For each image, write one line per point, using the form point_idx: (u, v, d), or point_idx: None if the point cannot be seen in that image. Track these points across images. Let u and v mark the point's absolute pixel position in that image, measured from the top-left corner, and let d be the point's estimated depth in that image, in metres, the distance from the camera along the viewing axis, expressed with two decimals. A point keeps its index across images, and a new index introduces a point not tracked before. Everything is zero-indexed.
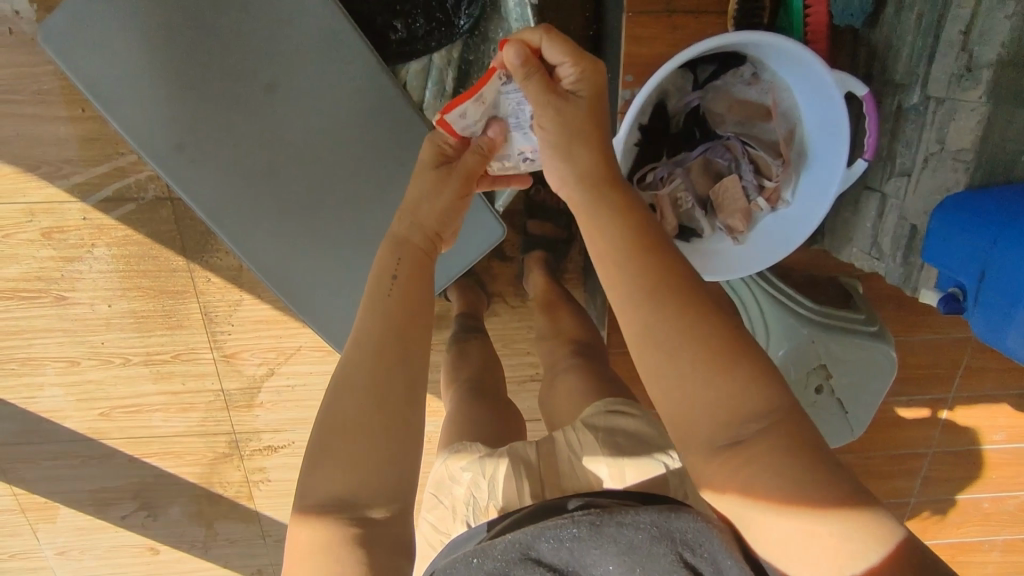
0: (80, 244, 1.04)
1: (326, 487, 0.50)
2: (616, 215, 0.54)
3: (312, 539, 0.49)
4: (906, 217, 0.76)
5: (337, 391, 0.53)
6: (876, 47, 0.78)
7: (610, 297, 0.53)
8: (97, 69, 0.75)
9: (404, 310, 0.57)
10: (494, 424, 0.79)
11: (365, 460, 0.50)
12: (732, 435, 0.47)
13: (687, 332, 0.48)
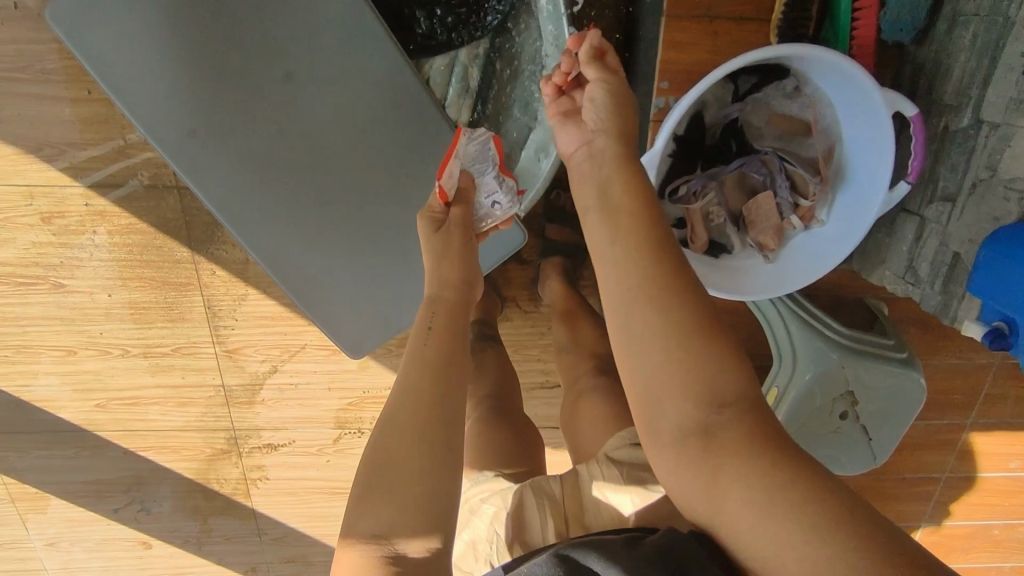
0: (82, 231, 1.00)
1: (369, 519, 0.53)
2: (635, 198, 0.55)
3: (354, 568, 0.51)
4: (948, 244, 0.73)
5: (381, 431, 0.57)
6: (924, 64, 0.75)
7: (645, 298, 0.51)
8: (106, 47, 0.69)
9: (441, 360, 0.62)
10: (513, 447, 0.79)
11: (405, 492, 0.54)
12: (704, 418, 0.49)
13: (671, 311, 0.50)
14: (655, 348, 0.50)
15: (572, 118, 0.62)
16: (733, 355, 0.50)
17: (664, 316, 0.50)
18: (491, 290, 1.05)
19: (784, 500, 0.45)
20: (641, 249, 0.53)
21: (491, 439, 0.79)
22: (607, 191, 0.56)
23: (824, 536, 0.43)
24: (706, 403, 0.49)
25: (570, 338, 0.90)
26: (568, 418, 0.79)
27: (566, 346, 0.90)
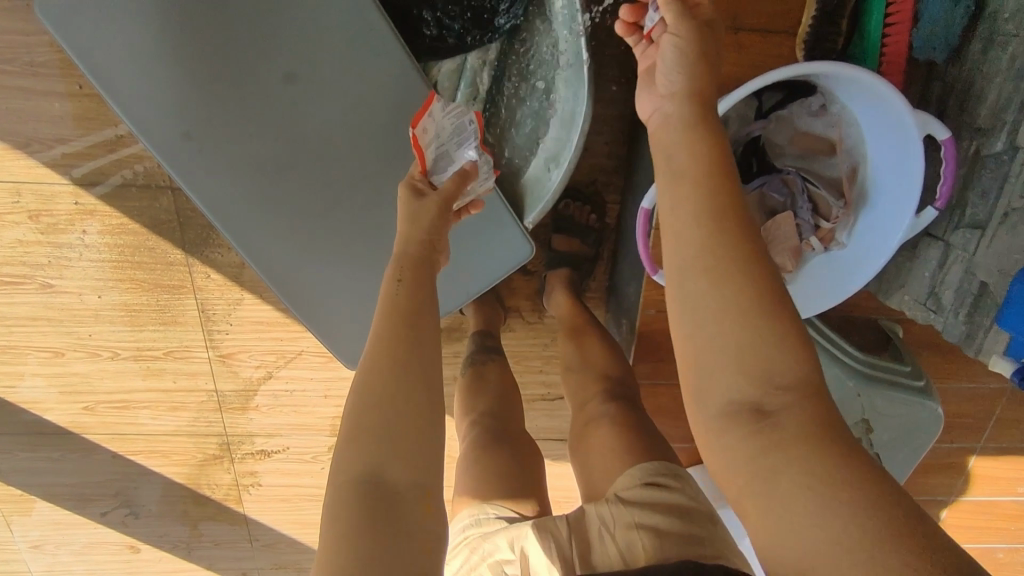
0: (71, 230, 0.97)
1: (359, 461, 0.49)
2: (708, 163, 0.48)
3: (346, 508, 0.47)
4: (975, 272, 0.70)
5: (364, 373, 0.52)
6: (954, 83, 0.71)
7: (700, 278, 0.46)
8: (98, 44, 0.66)
9: (421, 298, 0.57)
10: (516, 469, 0.75)
11: (395, 431, 0.50)
12: (759, 398, 0.44)
13: (731, 286, 0.45)
14: (707, 318, 0.46)
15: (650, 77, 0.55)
16: (800, 338, 0.45)
17: (722, 281, 0.45)
18: (495, 300, 1.02)
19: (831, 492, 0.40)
20: (708, 236, 0.47)
21: (490, 464, 0.74)
22: (673, 154, 0.50)
23: (869, 538, 0.39)
24: (761, 379, 0.44)
25: (579, 356, 0.85)
26: (576, 445, 0.75)
27: (574, 365, 0.85)
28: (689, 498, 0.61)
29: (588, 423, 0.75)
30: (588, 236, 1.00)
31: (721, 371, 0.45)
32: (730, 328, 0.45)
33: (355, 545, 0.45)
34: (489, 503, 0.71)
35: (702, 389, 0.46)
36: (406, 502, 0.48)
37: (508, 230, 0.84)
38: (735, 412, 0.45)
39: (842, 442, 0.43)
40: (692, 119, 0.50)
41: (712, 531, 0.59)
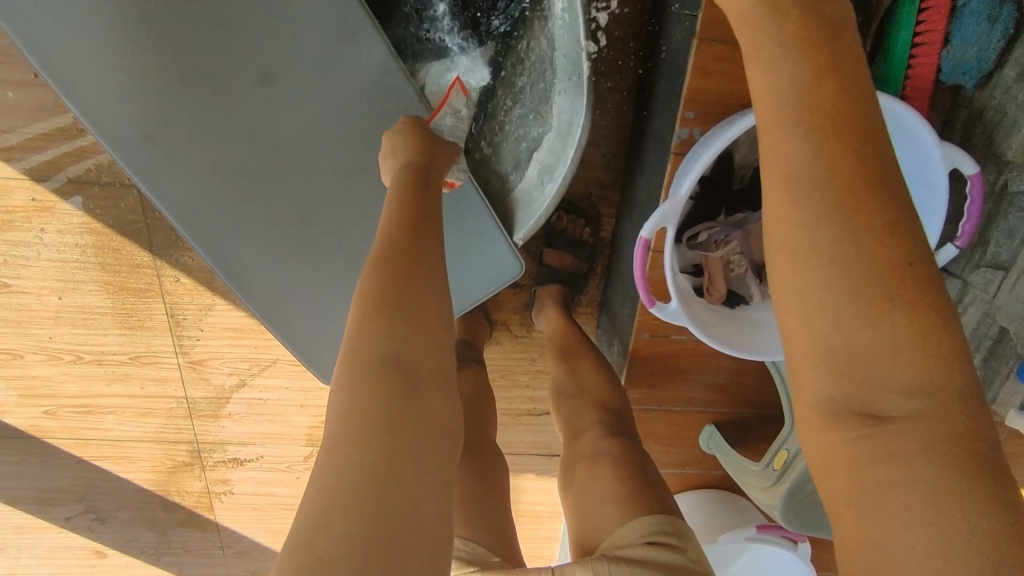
0: (29, 228, 0.91)
1: (378, 339, 0.42)
2: (825, 124, 0.39)
3: (358, 395, 0.40)
4: (994, 315, 0.66)
5: (376, 264, 0.46)
6: (980, 111, 0.66)
7: (803, 258, 0.38)
8: (46, 29, 0.57)
9: (430, 206, 0.52)
10: (483, 500, 0.67)
11: (417, 314, 0.44)
12: (874, 405, 0.37)
13: (844, 263, 0.37)
14: (802, 312, 0.38)
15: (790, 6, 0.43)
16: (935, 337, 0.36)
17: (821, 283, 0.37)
18: (483, 313, 0.97)
19: (944, 522, 0.34)
20: (813, 251, 0.38)
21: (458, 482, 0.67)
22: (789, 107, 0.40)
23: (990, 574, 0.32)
24: (863, 378, 0.37)
25: (572, 377, 0.81)
26: (566, 478, 0.71)
27: (565, 389, 0.80)
28: (691, 562, 0.59)
29: (582, 457, 0.70)
30: (583, 251, 0.95)
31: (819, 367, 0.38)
32: (826, 331, 0.38)
33: (369, 438, 0.39)
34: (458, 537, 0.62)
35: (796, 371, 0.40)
36: (421, 391, 0.42)
37: (496, 246, 0.77)
38: (837, 408, 0.38)
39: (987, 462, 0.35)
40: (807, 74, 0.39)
41: None
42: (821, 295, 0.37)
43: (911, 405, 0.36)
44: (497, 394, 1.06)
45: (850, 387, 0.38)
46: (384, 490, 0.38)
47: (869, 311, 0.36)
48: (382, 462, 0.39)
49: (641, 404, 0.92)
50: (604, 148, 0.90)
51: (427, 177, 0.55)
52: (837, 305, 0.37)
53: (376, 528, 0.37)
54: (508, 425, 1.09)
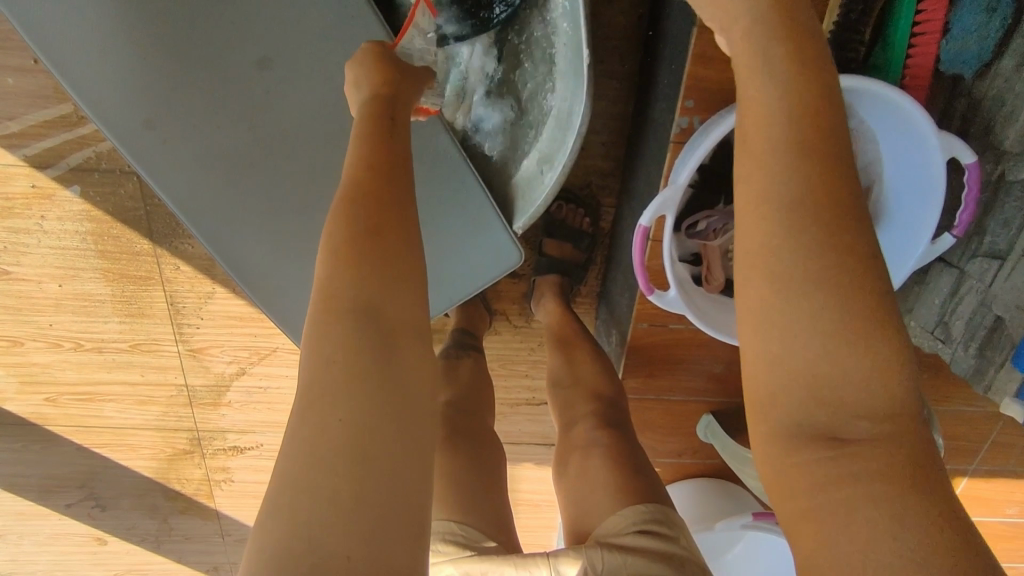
0: (28, 215, 0.91)
1: (347, 294, 0.41)
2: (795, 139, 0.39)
3: (332, 352, 0.40)
4: (990, 305, 0.66)
5: (345, 214, 0.44)
6: (979, 100, 0.67)
7: (774, 275, 0.38)
8: (47, 16, 0.57)
9: (399, 148, 0.50)
10: (478, 486, 0.66)
11: (387, 265, 0.43)
12: (833, 427, 0.38)
13: (817, 282, 0.37)
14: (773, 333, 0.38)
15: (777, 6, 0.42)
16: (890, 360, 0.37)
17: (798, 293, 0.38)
18: (482, 302, 0.97)
19: (902, 540, 0.34)
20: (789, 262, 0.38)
21: (456, 468, 0.66)
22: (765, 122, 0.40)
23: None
24: (824, 399, 0.38)
25: (568, 368, 0.81)
26: (560, 469, 0.71)
27: (561, 378, 0.81)
28: (683, 549, 0.59)
29: (576, 449, 0.71)
30: (582, 241, 0.95)
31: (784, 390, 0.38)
32: (793, 352, 0.38)
33: (345, 392, 0.39)
34: (454, 522, 0.61)
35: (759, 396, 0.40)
36: (396, 344, 0.42)
37: (494, 234, 0.77)
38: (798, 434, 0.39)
39: (932, 483, 0.36)
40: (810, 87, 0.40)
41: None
42: (791, 313, 0.38)
43: (869, 431, 0.37)
44: (496, 382, 1.07)
45: (812, 410, 0.38)
46: (361, 445, 0.38)
47: (837, 334, 0.37)
48: (359, 416, 0.38)
49: (638, 393, 0.93)
50: (604, 137, 0.90)
51: (390, 114, 0.52)
52: (811, 326, 0.37)
53: (352, 481, 0.37)
54: (505, 415, 1.09)
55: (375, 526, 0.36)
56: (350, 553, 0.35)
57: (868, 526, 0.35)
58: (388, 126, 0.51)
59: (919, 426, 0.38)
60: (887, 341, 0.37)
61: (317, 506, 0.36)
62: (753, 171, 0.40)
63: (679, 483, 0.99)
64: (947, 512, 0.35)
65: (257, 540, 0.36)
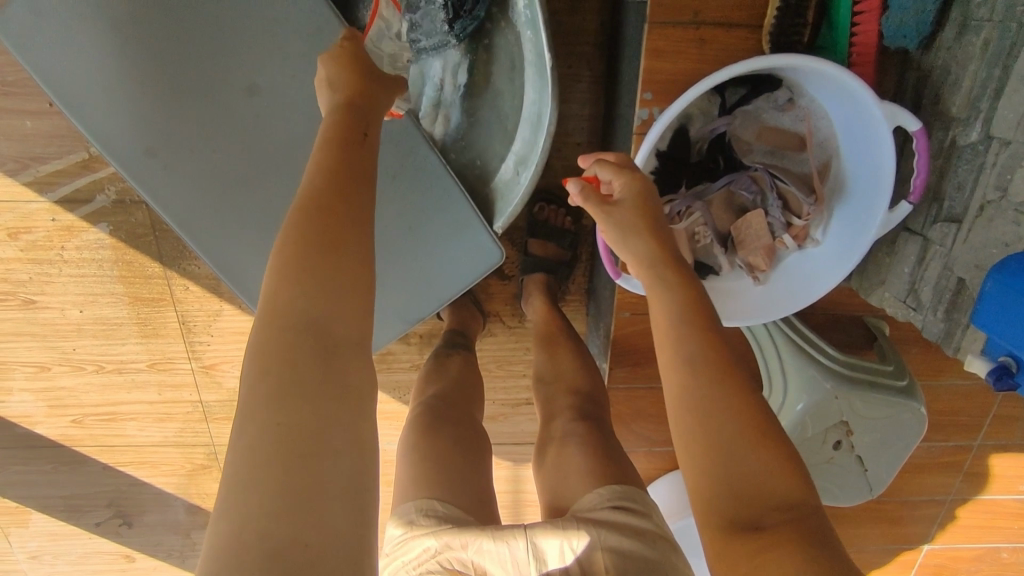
0: (48, 244, 0.98)
1: (297, 306, 0.44)
2: (676, 309, 0.56)
3: (271, 361, 0.42)
4: (952, 268, 0.67)
5: (299, 222, 0.46)
6: (928, 72, 0.70)
7: (689, 387, 0.53)
8: (57, 59, 0.65)
9: (360, 161, 0.52)
10: (461, 465, 0.67)
11: (335, 278, 0.45)
12: (755, 521, 0.48)
13: (717, 388, 0.53)
14: (700, 447, 0.52)
15: (634, 229, 0.61)
16: (779, 457, 0.50)
17: (706, 401, 0.52)
18: (474, 305, 1.01)
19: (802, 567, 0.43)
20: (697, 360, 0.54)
21: (437, 448, 0.67)
22: (666, 294, 0.58)
23: None
24: (737, 480, 0.50)
25: (551, 365, 0.83)
26: (538, 461, 0.73)
27: (545, 376, 0.83)
28: (656, 527, 0.59)
29: (554, 440, 0.72)
30: (564, 239, 0.99)
31: (712, 485, 0.50)
32: (712, 446, 0.51)
33: (292, 401, 0.41)
34: (434, 499, 0.62)
35: (698, 500, 0.52)
36: (335, 350, 0.44)
37: (477, 235, 0.81)
38: (732, 527, 0.49)
39: (817, 532, 0.46)
40: (674, 279, 0.58)
41: (674, 566, 0.57)
42: (705, 417, 0.52)
43: (778, 516, 0.47)
44: (494, 384, 1.10)
45: (731, 498, 0.49)
46: (305, 449, 0.40)
47: (732, 433, 0.51)
48: (302, 422, 0.40)
49: (630, 386, 0.95)
50: (580, 139, 0.95)
51: (356, 135, 0.53)
52: (717, 422, 0.52)
53: (299, 483, 0.38)
54: (505, 416, 1.12)
55: (319, 527, 0.38)
56: (300, 546, 0.37)
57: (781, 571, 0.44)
58: (347, 136, 0.52)
59: (813, 499, 0.49)
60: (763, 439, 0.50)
61: (263, 505, 0.37)
62: (662, 313, 0.57)
63: (665, 478, 1.00)
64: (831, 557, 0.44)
65: (205, 545, 0.37)
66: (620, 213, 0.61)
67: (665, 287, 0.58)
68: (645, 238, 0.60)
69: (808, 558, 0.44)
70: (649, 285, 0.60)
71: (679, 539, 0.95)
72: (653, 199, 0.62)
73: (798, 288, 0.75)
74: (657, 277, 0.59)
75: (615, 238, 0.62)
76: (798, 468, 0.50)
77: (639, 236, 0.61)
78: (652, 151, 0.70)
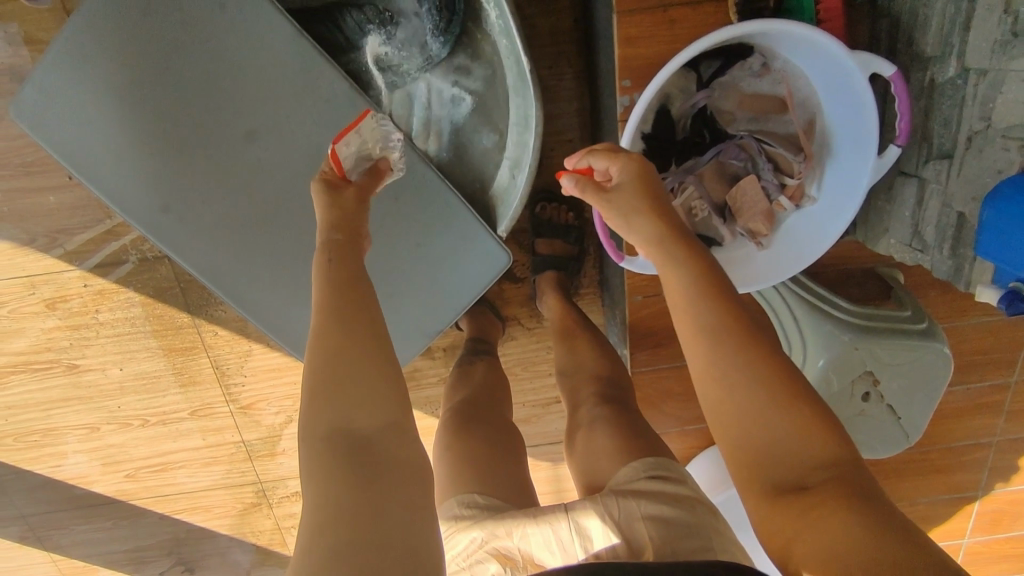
0: (84, 310, 1.03)
1: (333, 386, 0.48)
2: (682, 274, 0.57)
3: (320, 443, 0.46)
4: (951, 204, 0.67)
5: (315, 345, 0.50)
6: (899, 18, 0.72)
7: (706, 353, 0.54)
8: (73, 134, 0.70)
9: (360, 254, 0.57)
10: (494, 461, 0.68)
11: (364, 359, 0.49)
12: (800, 482, 0.48)
13: (736, 352, 0.53)
14: (730, 416, 0.53)
15: (636, 210, 0.60)
16: (812, 417, 0.50)
17: (730, 369, 0.53)
18: (491, 311, 1.03)
19: (851, 517, 0.44)
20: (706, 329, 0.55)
21: (469, 448, 0.69)
22: (675, 270, 0.58)
23: (880, 534, 0.42)
24: (774, 445, 0.51)
25: (570, 357, 0.84)
26: (569, 448, 0.73)
27: (566, 368, 0.84)
28: (691, 490, 0.59)
29: (581, 425, 0.72)
30: (570, 234, 1.01)
31: (749, 454, 0.51)
32: (743, 414, 0.52)
33: (343, 472, 0.44)
34: (473, 492, 0.64)
35: (737, 470, 0.53)
36: (371, 450, 0.46)
37: (482, 242, 0.84)
38: (776, 492, 0.49)
39: (860, 485, 0.47)
40: (684, 255, 0.58)
41: (713, 525, 0.57)
42: (733, 385, 0.53)
43: (819, 475, 0.48)
44: (522, 387, 1.12)
45: (770, 463, 0.50)
46: (366, 548, 0.41)
47: (762, 401, 0.51)
48: (353, 490, 0.43)
49: (654, 369, 0.96)
50: (570, 135, 0.97)
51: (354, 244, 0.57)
52: (745, 392, 0.52)
53: (360, 545, 0.41)
54: (537, 417, 1.13)
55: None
56: None
57: (830, 527, 0.44)
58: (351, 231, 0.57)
59: (854, 454, 0.49)
60: (795, 403, 0.51)
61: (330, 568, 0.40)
62: (670, 286, 0.58)
63: (701, 455, 1.00)
64: (879, 507, 0.45)
65: None
66: (619, 198, 0.60)
67: (674, 264, 0.58)
68: (649, 217, 0.59)
69: (855, 508, 0.45)
70: (661, 262, 0.59)
71: (724, 514, 0.98)
72: (653, 178, 0.61)
73: (798, 245, 0.76)
74: (667, 255, 0.58)
75: (619, 222, 0.62)
76: (833, 426, 0.51)
77: (642, 214, 0.60)
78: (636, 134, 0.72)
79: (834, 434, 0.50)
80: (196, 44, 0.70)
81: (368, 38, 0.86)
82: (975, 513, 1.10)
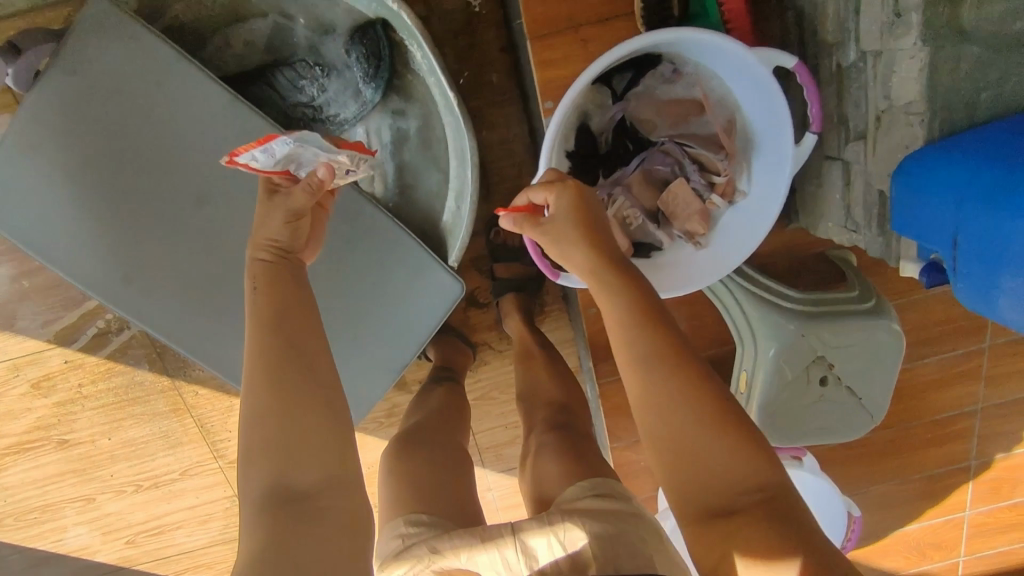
0: (67, 385, 1.06)
1: (269, 453, 0.51)
2: (613, 299, 0.58)
3: (259, 513, 0.49)
4: (872, 182, 0.68)
5: (250, 408, 0.53)
6: (801, 10, 0.74)
7: (636, 366, 0.56)
8: (22, 220, 0.73)
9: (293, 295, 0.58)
10: (447, 486, 0.69)
11: (300, 422, 0.52)
12: (728, 506, 0.50)
13: (657, 366, 0.55)
14: (666, 436, 0.54)
15: (566, 241, 0.61)
16: (744, 443, 0.51)
17: (664, 385, 0.54)
18: (458, 339, 1.04)
19: (772, 546, 0.46)
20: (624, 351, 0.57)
21: (424, 473, 0.70)
22: (608, 294, 0.59)
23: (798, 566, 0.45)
24: (704, 469, 0.52)
25: (529, 382, 0.85)
26: (521, 472, 0.75)
27: (524, 393, 0.85)
28: (632, 507, 0.60)
29: (530, 456, 0.74)
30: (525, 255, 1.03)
31: (680, 476, 0.53)
32: (677, 434, 0.53)
33: (282, 543, 0.47)
34: (419, 513, 0.64)
35: (670, 488, 0.54)
36: (308, 507, 0.49)
37: (434, 273, 0.86)
38: (706, 512, 0.51)
39: (786, 510, 0.49)
40: (618, 280, 0.59)
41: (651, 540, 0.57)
42: (666, 403, 0.54)
43: (748, 500, 0.50)
44: (501, 409, 1.13)
45: (701, 484, 0.52)
46: None
47: (697, 424, 0.52)
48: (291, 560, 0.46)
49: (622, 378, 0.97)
50: (512, 159, 0.99)
51: (293, 290, 0.58)
52: (680, 412, 0.53)
53: None
54: (521, 437, 1.14)
55: None
56: None
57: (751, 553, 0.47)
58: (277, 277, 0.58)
59: (783, 478, 0.51)
60: (729, 428, 0.52)
61: None
62: (605, 302, 0.59)
63: None
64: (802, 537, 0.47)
65: None
66: (553, 229, 0.61)
67: (608, 288, 0.59)
68: (580, 246, 0.60)
69: (776, 536, 0.47)
70: (598, 288, 0.60)
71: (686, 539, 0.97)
72: (589, 208, 0.61)
73: (731, 243, 0.76)
74: (602, 281, 0.59)
75: (555, 250, 0.63)
76: (763, 449, 0.52)
77: (577, 245, 0.61)
78: (559, 153, 0.74)
79: (764, 460, 0.51)
80: (133, 120, 0.73)
81: (302, 94, 0.90)
82: (971, 483, 1.08)
